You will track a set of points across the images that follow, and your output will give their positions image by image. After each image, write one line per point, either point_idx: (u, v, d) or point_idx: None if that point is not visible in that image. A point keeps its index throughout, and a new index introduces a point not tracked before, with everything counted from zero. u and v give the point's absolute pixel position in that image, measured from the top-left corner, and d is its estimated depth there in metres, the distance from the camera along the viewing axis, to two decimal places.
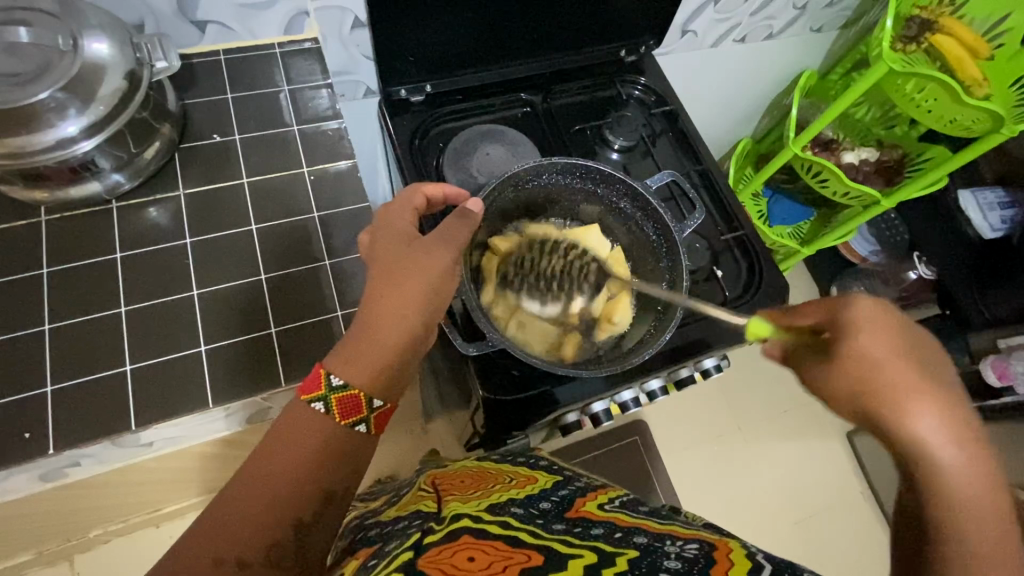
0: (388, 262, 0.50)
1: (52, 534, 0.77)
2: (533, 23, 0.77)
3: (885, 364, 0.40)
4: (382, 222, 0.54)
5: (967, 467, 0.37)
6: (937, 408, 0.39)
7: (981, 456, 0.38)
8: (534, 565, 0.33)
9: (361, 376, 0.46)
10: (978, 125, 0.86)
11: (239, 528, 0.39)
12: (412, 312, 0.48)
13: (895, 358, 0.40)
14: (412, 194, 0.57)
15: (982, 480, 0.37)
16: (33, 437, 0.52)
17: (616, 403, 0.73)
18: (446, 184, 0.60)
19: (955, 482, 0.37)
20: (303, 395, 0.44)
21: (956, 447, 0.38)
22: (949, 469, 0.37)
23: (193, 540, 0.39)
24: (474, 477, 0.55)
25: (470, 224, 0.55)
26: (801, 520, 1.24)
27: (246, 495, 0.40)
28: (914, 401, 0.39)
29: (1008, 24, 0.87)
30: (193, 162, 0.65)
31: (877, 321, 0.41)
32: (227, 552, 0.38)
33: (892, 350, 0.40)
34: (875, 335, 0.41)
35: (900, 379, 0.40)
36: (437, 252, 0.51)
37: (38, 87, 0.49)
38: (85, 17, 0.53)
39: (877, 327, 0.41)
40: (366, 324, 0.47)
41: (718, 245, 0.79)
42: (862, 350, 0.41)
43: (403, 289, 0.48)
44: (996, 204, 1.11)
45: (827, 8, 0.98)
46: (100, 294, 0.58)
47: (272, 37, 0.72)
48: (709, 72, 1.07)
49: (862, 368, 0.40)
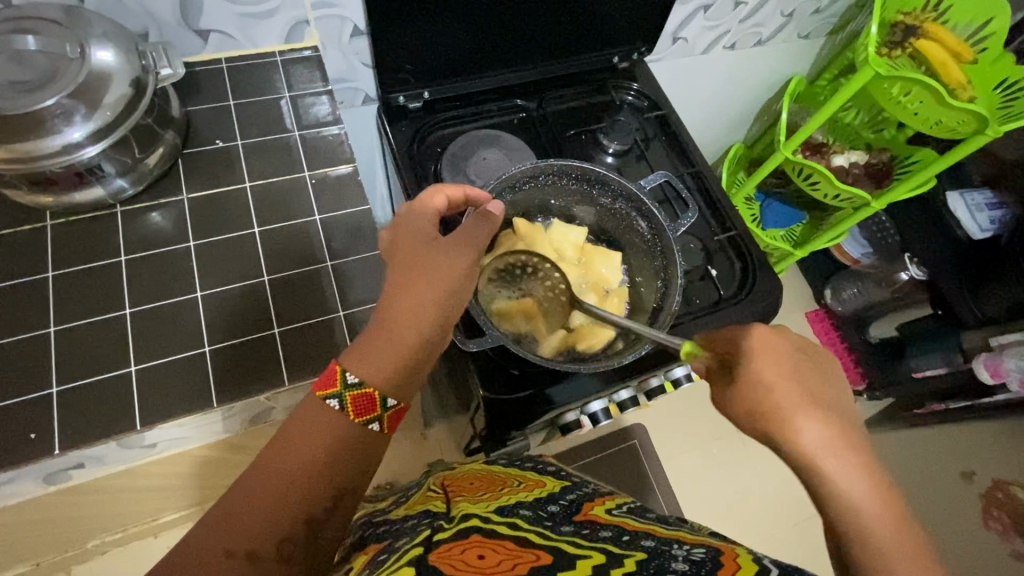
0: (408, 262, 0.51)
1: (51, 544, 0.76)
2: (528, 30, 0.78)
3: (776, 385, 0.40)
4: (403, 222, 0.54)
5: (863, 481, 0.38)
6: (822, 420, 0.40)
7: (865, 458, 0.39)
8: (543, 564, 0.34)
9: (377, 374, 0.46)
10: (964, 126, 0.88)
11: (251, 521, 0.40)
12: (430, 310, 0.49)
13: (784, 378, 0.41)
14: (432, 195, 0.57)
15: (872, 482, 0.38)
16: (38, 438, 0.52)
17: (614, 402, 0.75)
18: (467, 188, 0.62)
19: (857, 499, 0.37)
20: (318, 392, 0.45)
21: (845, 453, 0.39)
22: (848, 487, 0.37)
23: (206, 533, 0.40)
24: (484, 480, 0.56)
25: (490, 224, 0.56)
26: (801, 522, 1.24)
27: (262, 488, 0.41)
28: (801, 421, 0.40)
29: (990, 28, 0.89)
30: (196, 168, 0.67)
31: (770, 343, 0.42)
32: (239, 545, 0.39)
33: (780, 369, 0.41)
34: (766, 359, 0.41)
35: (787, 396, 0.40)
36: (454, 253, 0.52)
37: (44, 94, 0.51)
38: (89, 26, 0.55)
39: (770, 348, 0.42)
40: (384, 322, 0.48)
41: (712, 245, 0.80)
42: (757, 374, 0.41)
43: (422, 289, 0.49)
44: (983, 204, 1.15)
45: (814, 16, 1.01)
46: (104, 297, 0.59)
47: (272, 45, 0.74)
48: (700, 78, 1.09)
49: (754, 392, 0.41)
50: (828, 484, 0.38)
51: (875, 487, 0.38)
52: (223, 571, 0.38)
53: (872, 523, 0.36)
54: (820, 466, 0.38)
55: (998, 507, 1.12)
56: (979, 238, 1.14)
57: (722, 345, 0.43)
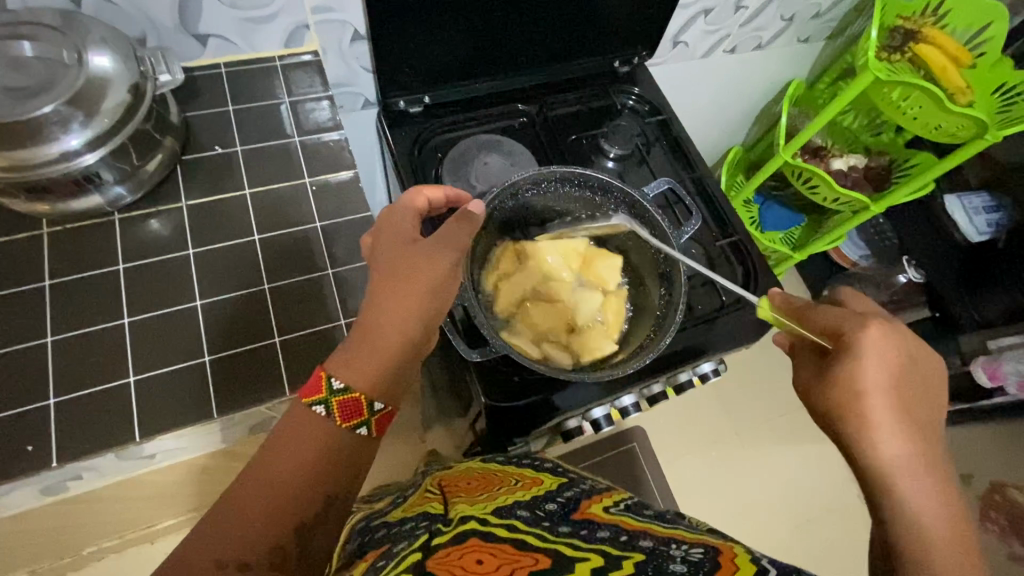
0: (390, 264, 0.50)
1: (47, 552, 0.75)
2: (528, 34, 0.78)
3: (870, 390, 0.43)
4: (385, 225, 0.54)
5: (936, 502, 0.39)
6: (906, 438, 0.42)
7: (942, 482, 0.41)
8: (542, 568, 0.33)
9: (362, 380, 0.46)
10: (963, 131, 0.89)
11: (242, 530, 0.39)
12: (415, 312, 0.49)
13: (883, 388, 0.43)
14: (415, 196, 0.57)
15: (941, 505, 0.39)
16: (36, 450, 0.51)
17: (616, 408, 0.74)
18: (447, 188, 0.61)
19: (924, 513, 0.39)
20: (305, 398, 0.44)
21: (922, 470, 0.41)
22: (917, 501, 0.39)
23: (193, 545, 0.38)
24: (479, 479, 0.55)
25: (472, 224, 0.54)
26: (799, 524, 1.25)
27: (249, 496, 0.41)
28: (881, 430, 0.42)
29: (988, 34, 0.89)
30: (196, 173, 0.66)
31: (885, 348, 0.44)
32: (230, 556, 0.38)
33: (885, 376, 0.44)
34: (874, 362, 0.44)
35: (879, 404, 0.43)
36: (436, 254, 0.51)
37: (41, 101, 0.50)
38: (87, 31, 0.54)
39: (881, 353, 0.44)
40: (368, 327, 0.48)
41: (714, 251, 0.80)
42: (855, 374, 0.44)
43: (405, 291, 0.49)
44: (981, 207, 1.15)
45: (813, 20, 1.01)
46: (103, 307, 0.58)
47: (272, 50, 0.73)
48: (700, 82, 1.09)
49: (849, 390, 0.44)
50: (901, 495, 0.40)
51: (944, 510, 0.39)
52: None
53: (933, 533, 0.38)
54: (894, 476, 0.41)
55: (995, 510, 1.16)
56: (977, 240, 1.15)
57: (831, 341, 0.47)
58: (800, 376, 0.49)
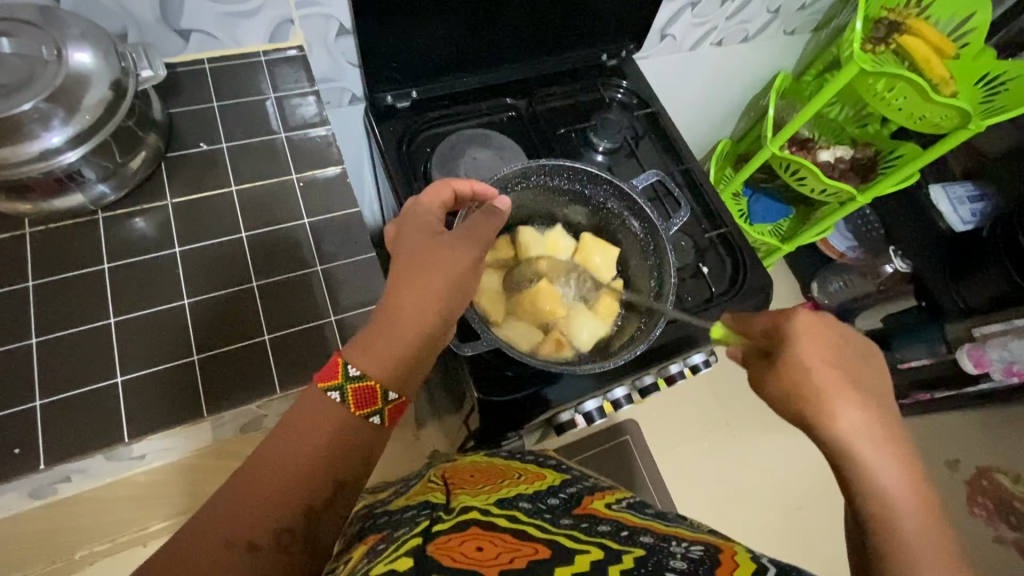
0: (411, 256, 0.50)
1: (37, 557, 0.75)
2: (515, 27, 0.78)
3: (816, 368, 0.44)
4: (408, 217, 0.54)
5: (901, 478, 0.39)
6: (860, 407, 0.42)
7: (901, 446, 0.40)
8: (540, 558, 0.33)
9: (379, 368, 0.45)
10: (947, 121, 0.89)
11: (254, 510, 0.39)
12: (434, 304, 0.48)
13: (824, 364, 0.44)
14: (440, 189, 0.58)
15: (903, 472, 0.39)
16: (22, 453, 0.51)
17: (608, 401, 0.75)
18: (476, 181, 0.61)
19: (891, 493, 0.38)
20: (321, 383, 0.44)
21: (879, 441, 0.40)
22: (887, 488, 0.38)
23: (205, 522, 0.38)
24: (483, 472, 0.55)
25: (496, 221, 0.53)
26: (790, 513, 1.26)
27: (263, 478, 0.41)
28: (834, 408, 0.42)
29: (971, 24, 0.91)
30: (182, 171, 0.65)
31: (815, 328, 0.45)
32: (239, 534, 0.38)
33: (822, 355, 0.44)
34: (809, 342, 0.45)
35: (827, 380, 0.43)
36: (459, 248, 0.51)
37: (21, 98, 0.49)
38: (66, 27, 0.53)
39: (811, 334, 0.45)
40: (387, 315, 0.47)
41: (703, 242, 0.80)
42: (799, 356, 0.44)
43: (425, 281, 0.48)
44: (965, 196, 1.19)
45: (799, 12, 1.01)
46: (88, 307, 0.57)
47: (257, 45, 0.72)
48: (688, 75, 1.09)
49: (793, 371, 0.44)
50: (865, 477, 0.39)
51: (906, 475, 0.39)
52: (223, 561, 0.37)
53: (903, 517, 0.37)
54: (852, 449, 0.40)
55: (982, 494, 1.21)
56: (961, 230, 1.18)
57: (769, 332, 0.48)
58: (750, 375, 0.48)
